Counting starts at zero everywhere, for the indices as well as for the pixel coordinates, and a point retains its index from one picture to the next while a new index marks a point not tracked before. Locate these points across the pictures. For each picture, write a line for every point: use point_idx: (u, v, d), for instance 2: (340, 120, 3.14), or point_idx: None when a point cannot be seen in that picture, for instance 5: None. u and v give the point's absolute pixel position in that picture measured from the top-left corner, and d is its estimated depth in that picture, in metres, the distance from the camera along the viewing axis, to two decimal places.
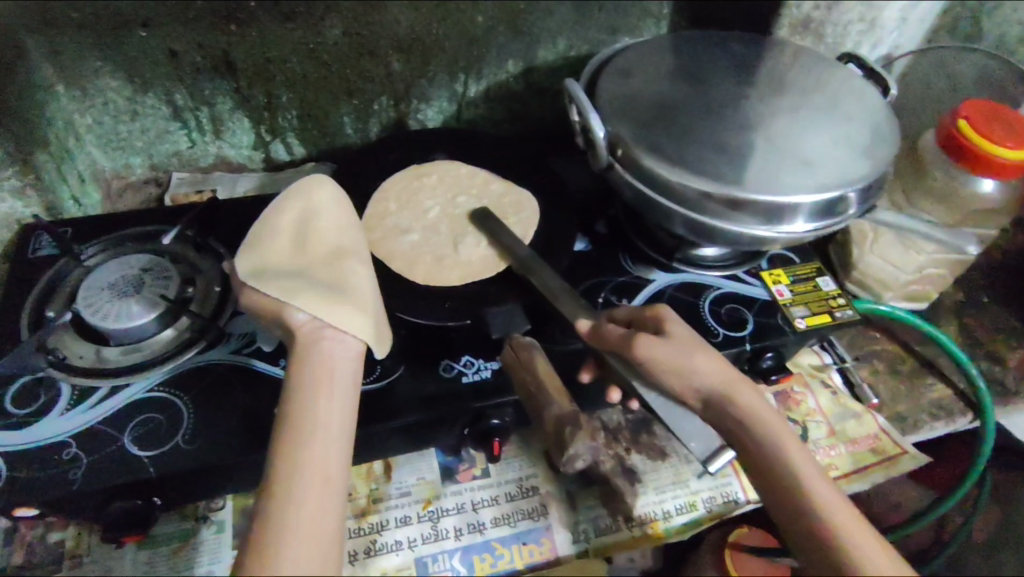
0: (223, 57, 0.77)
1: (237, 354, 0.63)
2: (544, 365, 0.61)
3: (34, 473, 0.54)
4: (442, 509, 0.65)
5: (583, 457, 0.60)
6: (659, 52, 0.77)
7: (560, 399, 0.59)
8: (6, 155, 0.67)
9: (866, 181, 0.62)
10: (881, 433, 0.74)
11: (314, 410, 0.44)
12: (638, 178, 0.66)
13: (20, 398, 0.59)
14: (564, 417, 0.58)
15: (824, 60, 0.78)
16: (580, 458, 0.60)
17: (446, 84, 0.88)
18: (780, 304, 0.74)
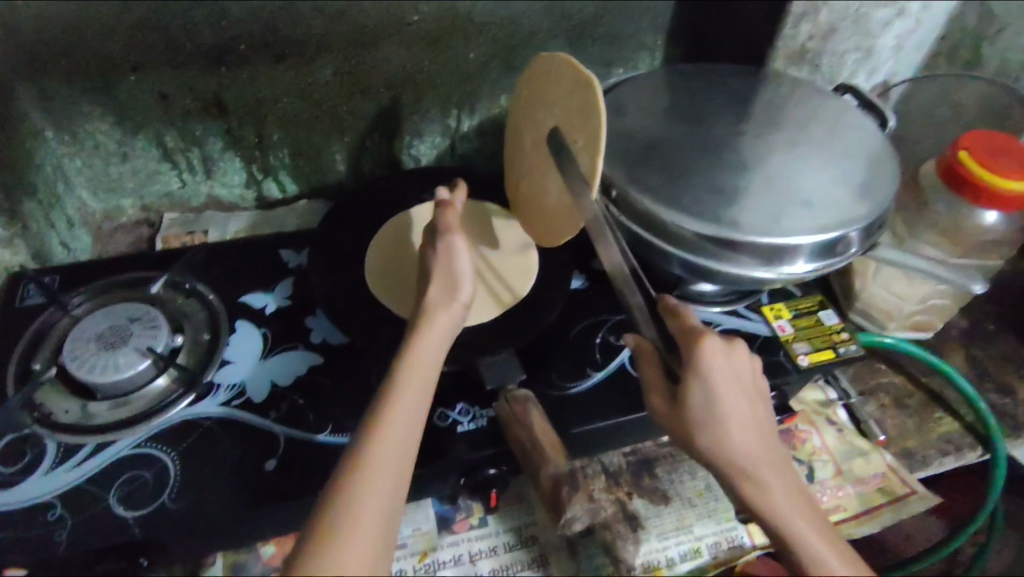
0: (213, 99, 0.77)
1: (225, 407, 0.62)
2: (539, 421, 0.60)
3: (20, 536, 0.53)
4: (439, 561, 0.63)
5: (580, 520, 0.59)
6: (652, 88, 0.76)
7: (557, 459, 0.58)
8: None
9: (866, 221, 0.61)
10: (889, 472, 0.72)
11: (411, 392, 0.46)
12: (633, 219, 0.65)
13: (4, 457, 0.58)
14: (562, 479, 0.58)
15: (820, 92, 0.77)
16: (576, 523, 0.58)
17: (439, 119, 0.88)
18: (782, 341, 0.73)
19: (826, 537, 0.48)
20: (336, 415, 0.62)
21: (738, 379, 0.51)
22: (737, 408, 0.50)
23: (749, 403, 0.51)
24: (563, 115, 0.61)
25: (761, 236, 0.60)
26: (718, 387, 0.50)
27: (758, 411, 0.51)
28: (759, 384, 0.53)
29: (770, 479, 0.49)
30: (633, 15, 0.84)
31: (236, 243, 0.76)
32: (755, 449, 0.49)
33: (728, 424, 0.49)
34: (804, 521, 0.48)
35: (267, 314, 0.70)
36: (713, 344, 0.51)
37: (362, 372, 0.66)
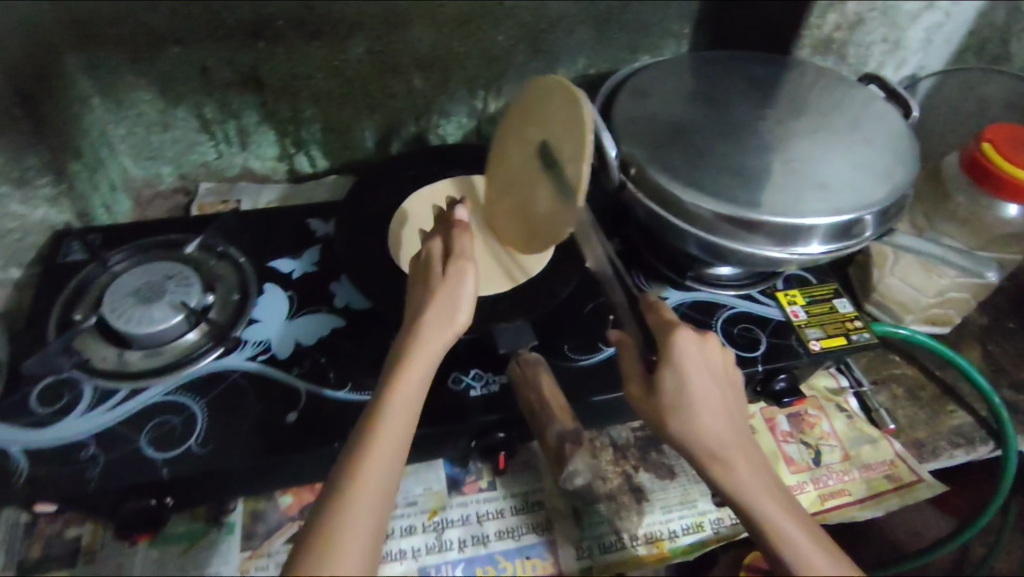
0: (251, 73, 0.80)
1: (252, 362, 0.65)
2: (550, 382, 0.61)
3: (56, 470, 0.57)
4: (447, 520, 0.66)
5: (581, 473, 0.62)
6: (676, 72, 0.77)
7: (561, 417, 0.59)
8: (42, 165, 0.70)
9: (883, 204, 0.62)
10: (896, 460, 0.73)
11: (395, 419, 0.48)
12: (650, 198, 0.66)
13: (44, 398, 0.61)
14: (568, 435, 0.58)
15: (845, 82, 0.77)
16: (579, 476, 0.61)
17: (466, 100, 0.90)
18: (794, 326, 0.74)
19: (797, 517, 0.49)
20: (355, 374, 0.65)
21: (712, 366, 0.53)
22: (713, 394, 0.52)
23: (723, 392, 0.53)
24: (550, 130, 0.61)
25: (775, 216, 0.61)
26: (692, 375, 0.52)
27: (730, 399, 0.53)
28: (731, 376, 0.55)
29: (743, 462, 0.50)
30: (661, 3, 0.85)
31: (267, 211, 0.79)
32: (729, 435, 0.51)
33: (704, 409, 0.51)
34: (775, 500, 0.49)
35: (294, 278, 0.73)
36: (686, 335, 0.53)
37: (382, 336, 0.68)
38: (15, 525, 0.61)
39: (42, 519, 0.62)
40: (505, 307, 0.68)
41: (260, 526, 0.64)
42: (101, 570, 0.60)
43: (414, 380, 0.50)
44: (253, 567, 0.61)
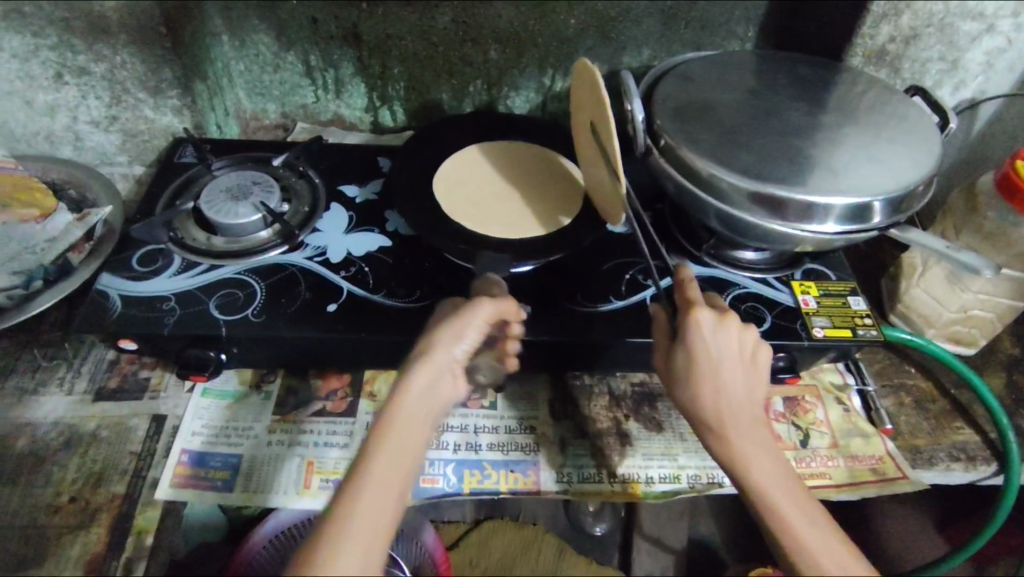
0: (352, 29, 0.93)
1: (307, 260, 0.76)
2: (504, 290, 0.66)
3: (141, 313, 0.69)
4: (448, 425, 0.74)
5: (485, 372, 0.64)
6: (726, 66, 0.83)
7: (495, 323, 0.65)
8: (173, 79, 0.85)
9: (891, 193, 0.66)
10: (886, 457, 0.75)
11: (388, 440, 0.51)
12: (673, 166, 0.72)
13: (143, 260, 0.75)
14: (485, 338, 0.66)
15: (890, 91, 0.80)
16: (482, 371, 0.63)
17: (535, 76, 0.99)
18: (803, 312, 0.77)
19: (793, 491, 0.55)
20: (389, 284, 0.75)
21: (727, 348, 0.58)
22: (723, 376, 0.57)
23: (735, 370, 0.58)
24: (596, 120, 0.71)
25: (785, 191, 0.66)
26: (703, 359, 0.57)
27: (744, 376, 0.58)
28: (750, 353, 0.59)
29: (743, 434, 0.57)
30: (727, 5, 0.91)
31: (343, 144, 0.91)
32: (737, 407, 0.57)
33: (710, 390, 0.57)
34: (770, 472, 0.55)
35: (357, 203, 0.84)
36: (704, 317, 0.58)
37: (420, 258, 0.78)
38: (102, 360, 0.76)
39: (125, 360, 0.76)
40: (528, 248, 0.76)
41: (291, 398, 0.75)
42: (161, 406, 0.73)
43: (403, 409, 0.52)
44: (279, 428, 0.72)
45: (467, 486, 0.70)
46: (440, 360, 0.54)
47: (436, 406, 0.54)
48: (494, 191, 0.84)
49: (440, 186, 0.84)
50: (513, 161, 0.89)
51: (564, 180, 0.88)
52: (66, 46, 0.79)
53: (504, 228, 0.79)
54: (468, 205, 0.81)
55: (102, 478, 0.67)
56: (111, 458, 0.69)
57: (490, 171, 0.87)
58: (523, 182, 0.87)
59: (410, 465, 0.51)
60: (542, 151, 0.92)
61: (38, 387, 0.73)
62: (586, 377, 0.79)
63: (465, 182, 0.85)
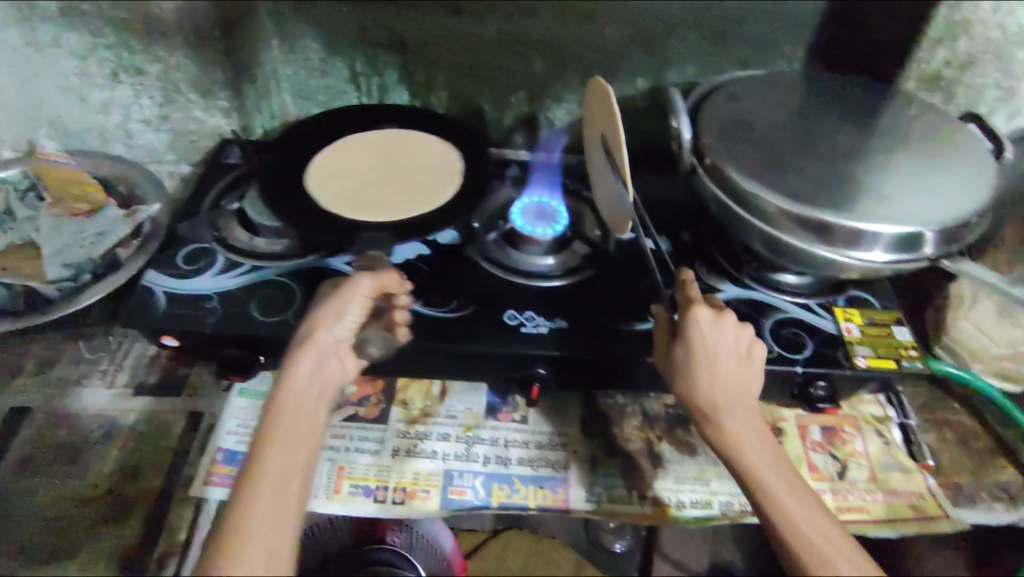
0: (399, 37, 0.93)
1: (348, 266, 0.77)
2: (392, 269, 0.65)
3: (183, 311, 0.70)
4: (478, 437, 0.74)
5: (377, 345, 0.64)
6: (774, 86, 0.81)
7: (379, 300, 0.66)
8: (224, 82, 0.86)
9: (945, 224, 0.64)
10: (926, 493, 0.72)
11: (283, 419, 0.53)
12: (718, 186, 0.71)
13: (187, 258, 0.76)
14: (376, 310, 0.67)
15: (946, 118, 0.78)
16: (372, 346, 0.63)
17: (578, 89, 0.98)
18: (845, 341, 0.75)
19: (787, 479, 0.55)
20: (427, 293, 0.75)
21: (724, 341, 0.59)
22: (719, 365, 0.58)
23: (730, 362, 0.59)
24: (605, 126, 0.74)
25: (832, 216, 0.65)
26: (701, 350, 0.58)
27: (739, 369, 0.59)
28: (745, 348, 0.60)
29: (742, 423, 0.57)
30: (777, 24, 0.90)
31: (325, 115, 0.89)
32: (734, 398, 0.58)
33: (707, 378, 0.58)
34: (766, 463, 0.56)
35: None
36: (702, 312, 0.59)
37: (458, 268, 0.78)
38: (144, 355, 0.77)
39: (165, 356, 0.77)
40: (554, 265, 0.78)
41: None
42: (199, 403, 0.74)
43: (292, 388, 0.55)
44: None
45: (495, 500, 0.70)
46: (322, 342, 0.57)
47: (323, 389, 0.56)
48: (373, 180, 0.82)
49: (332, 151, 0.85)
50: (419, 151, 0.87)
51: (438, 192, 0.81)
52: (122, 46, 0.83)
53: (356, 207, 0.78)
54: (341, 181, 0.81)
55: (140, 472, 0.68)
56: (150, 453, 0.70)
57: (371, 151, 0.86)
58: (398, 158, 0.85)
59: (309, 448, 0.53)
60: (448, 147, 0.88)
61: (81, 379, 0.75)
62: (619, 396, 0.78)
63: (357, 152, 0.86)
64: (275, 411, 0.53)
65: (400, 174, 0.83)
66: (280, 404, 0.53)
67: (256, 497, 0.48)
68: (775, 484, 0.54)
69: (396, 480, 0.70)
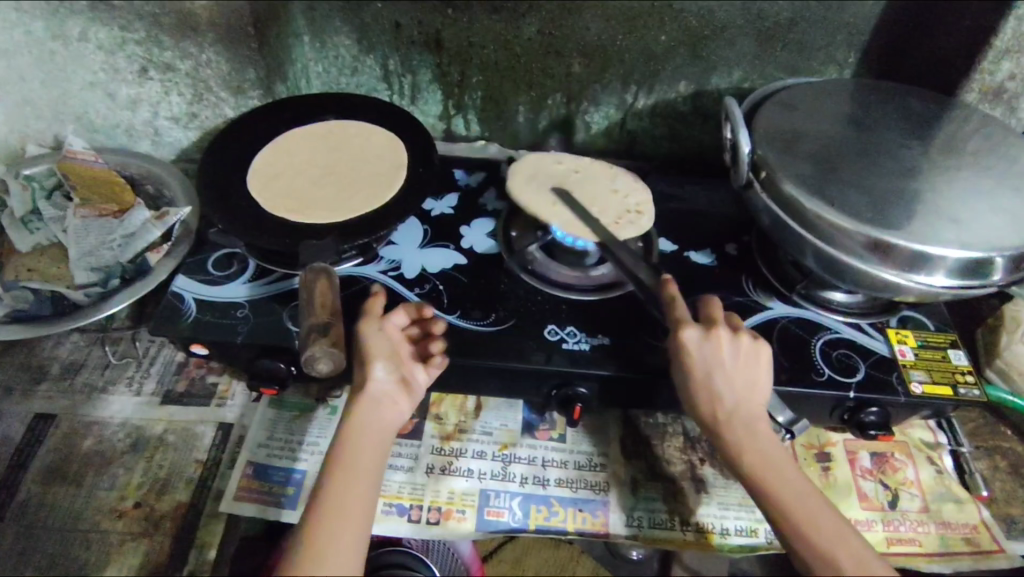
0: (435, 35, 0.90)
1: (382, 274, 0.75)
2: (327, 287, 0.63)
3: (213, 318, 0.68)
4: (515, 456, 0.72)
5: (325, 360, 0.58)
6: (829, 95, 0.78)
7: (318, 312, 0.61)
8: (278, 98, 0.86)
9: (1017, 250, 0.61)
10: (981, 526, 0.69)
11: (345, 471, 0.54)
12: (774, 201, 0.68)
13: (218, 264, 0.74)
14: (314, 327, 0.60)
15: (1012, 133, 0.75)
16: (320, 361, 0.58)
17: (617, 93, 0.95)
18: (899, 364, 0.72)
19: (797, 486, 0.55)
20: (464, 305, 0.72)
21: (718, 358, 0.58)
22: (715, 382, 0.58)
23: (728, 377, 0.58)
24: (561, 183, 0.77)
25: (898, 237, 0.61)
26: (696, 369, 0.58)
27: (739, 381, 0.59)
28: (747, 359, 0.59)
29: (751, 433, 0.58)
30: (830, 28, 0.87)
31: (293, 104, 0.85)
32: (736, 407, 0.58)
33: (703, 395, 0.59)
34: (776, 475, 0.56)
35: (432, 216, 0.83)
36: (691, 334, 0.58)
37: (494, 278, 0.76)
38: (171, 361, 0.75)
39: (193, 364, 0.76)
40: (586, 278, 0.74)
41: None
42: (228, 414, 0.72)
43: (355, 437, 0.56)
44: None
45: (533, 523, 0.67)
46: (373, 391, 0.58)
47: (382, 432, 0.57)
48: (318, 179, 0.77)
49: (277, 145, 0.81)
50: (365, 151, 0.81)
51: (381, 189, 0.76)
52: (152, 42, 0.80)
53: (293, 208, 0.74)
54: (284, 178, 0.77)
55: (168, 485, 0.66)
56: (177, 466, 0.68)
57: (321, 148, 0.82)
58: (346, 155, 0.81)
59: (367, 487, 0.54)
60: (418, 139, 0.82)
61: (107, 385, 0.73)
62: (659, 414, 0.76)
63: (294, 151, 0.81)
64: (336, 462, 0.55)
65: (347, 171, 0.78)
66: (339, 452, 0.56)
67: (317, 533, 0.51)
68: (789, 495, 0.55)
69: (431, 499, 0.68)
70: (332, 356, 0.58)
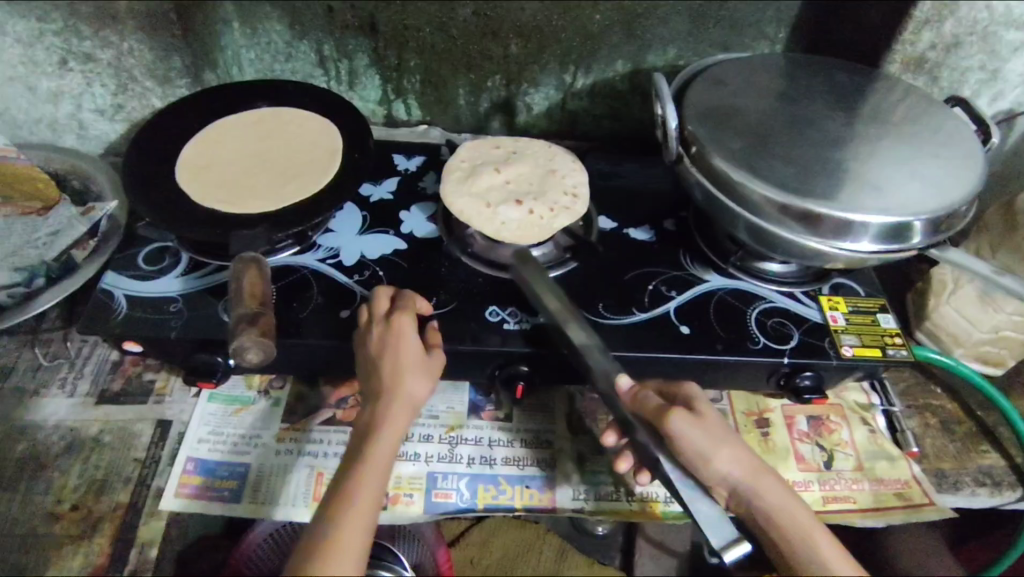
0: (369, 19, 0.89)
1: (321, 263, 0.74)
2: (257, 276, 0.64)
3: (144, 314, 0.67)
4: (462, 437, 0.72)
5: (255, 352, 0.59)
6: (758, 70, 0.80)
7: (247, 302, 0.61)
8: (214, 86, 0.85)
9: (934, 214, 0.63)
10: (912, 481, 0.72)
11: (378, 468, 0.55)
12: (705, 175, 0.69)
13: (148, 259, 0.72)
14: (243, 317, 0.60)
15: (932, 102, 0.77)
16: (249, 352, 0.58)
17: (556, 73, 0.95)
18: (831, 329, 0.74)
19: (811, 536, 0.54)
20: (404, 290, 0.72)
21: (710, 437, 0.56)
22: (714, 458, 0.56)
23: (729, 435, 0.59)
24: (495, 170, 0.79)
25: (824, 207, 0.63)
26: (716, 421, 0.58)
27: (740, 445, 0.57)
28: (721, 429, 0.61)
29: (763, 493, 0.55)
30: (759, 4, 0.88)
31: (223, 93, 0.84)
32: (737, 477, 0.56)
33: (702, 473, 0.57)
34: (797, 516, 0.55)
35: (370, 202, 0.82)
36: (683, 417, 0.56)
37: (436, 263, 0.75)
38: (105, 361, 0.73)
39: (128, 361, 0.74)
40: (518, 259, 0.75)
41: (301, 405, 0.73)
42: (166, 411, 0.71)
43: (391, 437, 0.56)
44: (288, 437, 0.70)
45: (481, 502, 0.68)
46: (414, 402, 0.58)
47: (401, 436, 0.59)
48: (250, 168, 0.76)
49: (204, 136, 0.79)
50: (298, 138, 0.80)
51: (317, 174, 0.75)
52: (71, 32, 0.78)
53: (227, 198, 0.72)
54: (215, 170, 0.75)
55: (105, 486, 0.65)
56: (115, 466, 0.66)
57: (251, 137, 0.80)
58: (278, 142, 0.79)
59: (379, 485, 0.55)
60: (352, 123, 0.81)
61: (40, 389, 0.71)
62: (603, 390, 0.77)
63: (224, 141, 0.79)
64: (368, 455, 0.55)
65: (281, 159, 0.77)
66: (372, 450, 0.55)
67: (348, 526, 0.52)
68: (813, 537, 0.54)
69: None
70: (261, 347, 0.59)
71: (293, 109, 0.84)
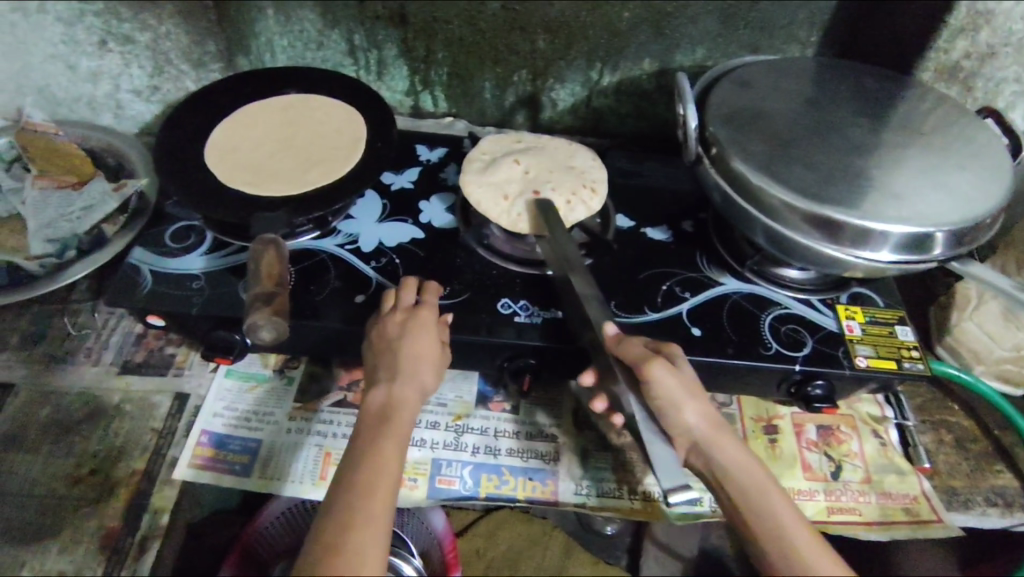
0: (399, 10, 0.90)
1: (340, 248, 0.75)
2: (275, 256, 0.68)
3: (167, 289, 0.69)
4: (468, 426, 0.73)
5: (268, 330, 0.63)
6: (785, 73, 0.79)
7: (263, 282, 0.66)
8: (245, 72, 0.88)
9: (956, 226, 0.62)
10: (920, 496, 0.71)
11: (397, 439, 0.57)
12: (724, 178, 0.69)
13: (175, 237, 0.75)
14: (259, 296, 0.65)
15: (963, 112, 0.75)
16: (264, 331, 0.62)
17: (582, 70, 0.95)
18: (846, 339, 0.73)
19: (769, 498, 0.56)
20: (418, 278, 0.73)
21: (685, 388, 0.58)
22: (685, 407, 0.57)
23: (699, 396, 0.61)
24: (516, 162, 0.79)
25: (843, 214, 0.62)
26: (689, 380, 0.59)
27: (708, 402, 0.59)
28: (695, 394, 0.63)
29: (725, 448, 0.57)
30: (791, 7, 0.87)
31: (254, 79, 0.86)
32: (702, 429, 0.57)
33: (669, 421, 0.58)
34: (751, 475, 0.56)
35: (391, 191, 0.83)
36: (661, 367, 0.57)
37: (451, 253, 0.76)
38: (129, 333, 0.76)
39: (151, 334, 0.76)
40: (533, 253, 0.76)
41: (313, 386, 0.75)
42: (184, 384, 0.73)
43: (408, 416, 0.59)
44: (300, 416, 0.72)
45: (483, 491, 0.69)
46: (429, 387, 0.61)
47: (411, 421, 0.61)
48: (276, 153, 0.78)
49: (233, 119, 0.81)
50: (324, 125, 0.81)
51: (340, 161, 0.77)
52: (111, 14, 0.81)
53: (252, 181, 0.74)
54: (243, 152, 0.77)
55: (123, 453, 0.67)
56: (133, 435, 0.69)
57: (279, 122, 0.82)
58: (305, 129, 0.81)
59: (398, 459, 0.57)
60: (376, 112, 0.82)
61: (66, 356, 0.74)
62: None
63: (253, 125, 0.81)
64: (388, 428, 0.57)
65: (307, 145, 0.79)
66: (394, 426, 0.57)
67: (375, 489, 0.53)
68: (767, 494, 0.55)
69: None
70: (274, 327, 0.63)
71: (320, 97, 0.86)
